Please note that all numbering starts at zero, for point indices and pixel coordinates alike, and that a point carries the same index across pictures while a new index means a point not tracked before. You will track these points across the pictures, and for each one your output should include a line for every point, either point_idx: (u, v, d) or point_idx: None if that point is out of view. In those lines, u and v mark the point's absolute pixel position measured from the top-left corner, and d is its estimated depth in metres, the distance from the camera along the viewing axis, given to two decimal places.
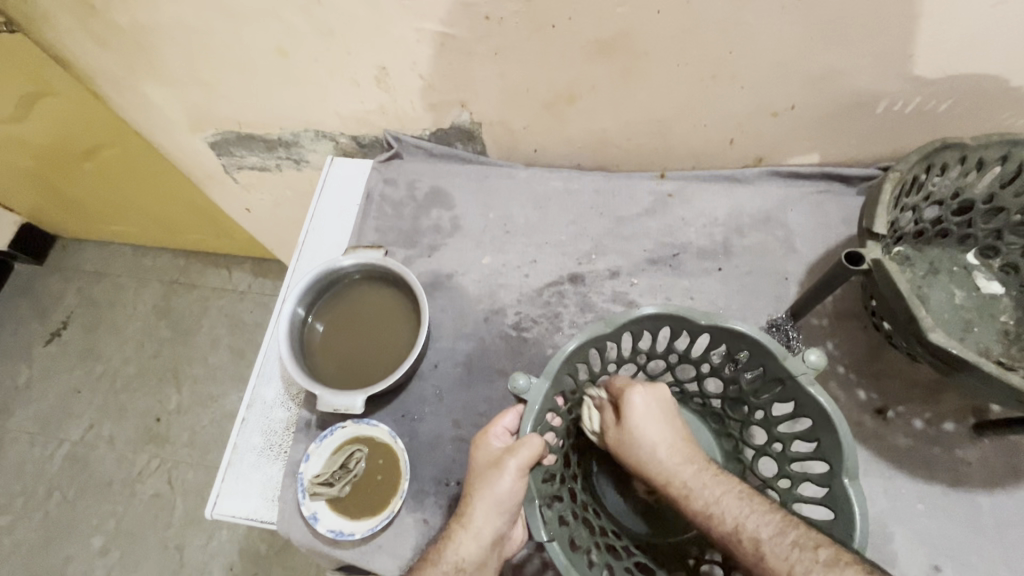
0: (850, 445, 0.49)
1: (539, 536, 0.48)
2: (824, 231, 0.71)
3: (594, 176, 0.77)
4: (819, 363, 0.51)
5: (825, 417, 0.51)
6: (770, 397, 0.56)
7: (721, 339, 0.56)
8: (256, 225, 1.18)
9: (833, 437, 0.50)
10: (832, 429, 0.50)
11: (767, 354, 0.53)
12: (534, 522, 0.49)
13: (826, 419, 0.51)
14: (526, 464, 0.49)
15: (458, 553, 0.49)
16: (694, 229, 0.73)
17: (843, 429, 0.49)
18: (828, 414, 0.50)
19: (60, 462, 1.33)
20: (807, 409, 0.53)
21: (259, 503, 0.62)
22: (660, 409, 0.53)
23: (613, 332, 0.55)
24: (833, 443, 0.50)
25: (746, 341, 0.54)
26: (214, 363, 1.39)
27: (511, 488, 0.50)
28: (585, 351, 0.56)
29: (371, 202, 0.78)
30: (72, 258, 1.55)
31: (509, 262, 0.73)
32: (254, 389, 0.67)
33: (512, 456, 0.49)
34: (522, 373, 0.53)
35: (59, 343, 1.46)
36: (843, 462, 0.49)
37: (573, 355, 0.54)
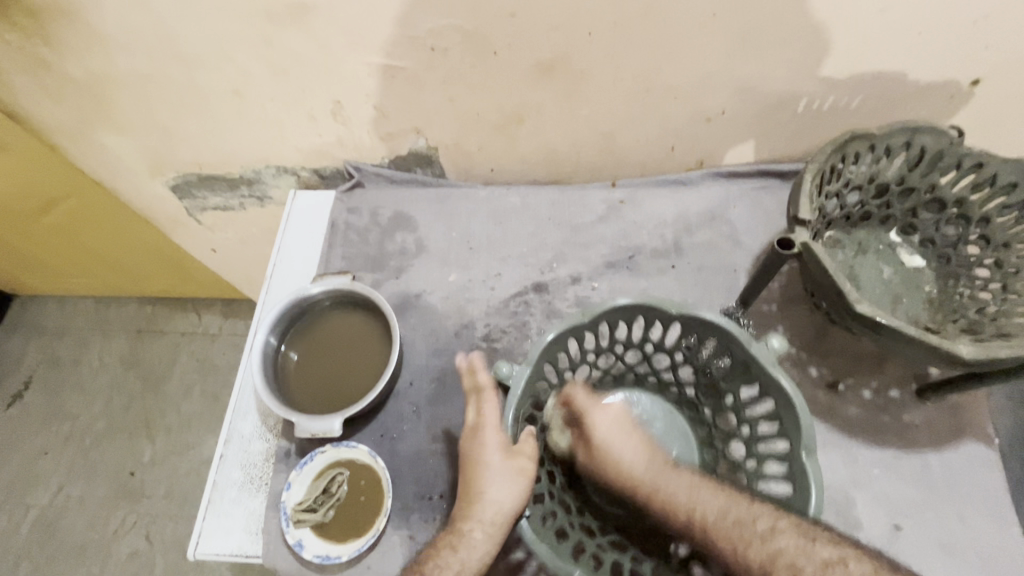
0: (809, 423, 0.52)
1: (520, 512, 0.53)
2: (765, 223, 0.77)
3: (549, 190, 0.80)
4: (780, 347, 0.55)
5: (785, 396, 0.54)
6: (739, 381, 0.60)
7: (689, 327, 0.60)
8: (223, 266, 1.18)
9: (793, 414, 0.53)
10: (792, 405, 0.53)
11: (730, 338, 0.57)
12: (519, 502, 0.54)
13: (787, 399, 0.54)
14: (523, 477, 0.54)
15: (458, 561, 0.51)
16: (647, 231, 0.77)
17: (801, 406, 0.52)
18: (787, 393, 0.53)
19: (29, 529, 1.27)
20: (769, 389, 0.56)
21: (242, 538, 0.61)
22: (619, 426, 0.59)
23: (590, 323, 0.59)
24: (793, 420, 0.53)
25: (711, 328, 0.58)
26: (188, 409, 1.37)
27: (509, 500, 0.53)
28: (563, 342, 0.60)
29: (336, 231, 0.80)
30: (32, 316, 1.51)
31: (475, 277, 0.76)
32: (230, 424, 0.67)
33: (505, 476, 0.54)
34: (505, 361, 0.58)
35: (21, 404, 1.41)
36: (802, 439, 0.52)
37: (552, 345, 0.59)
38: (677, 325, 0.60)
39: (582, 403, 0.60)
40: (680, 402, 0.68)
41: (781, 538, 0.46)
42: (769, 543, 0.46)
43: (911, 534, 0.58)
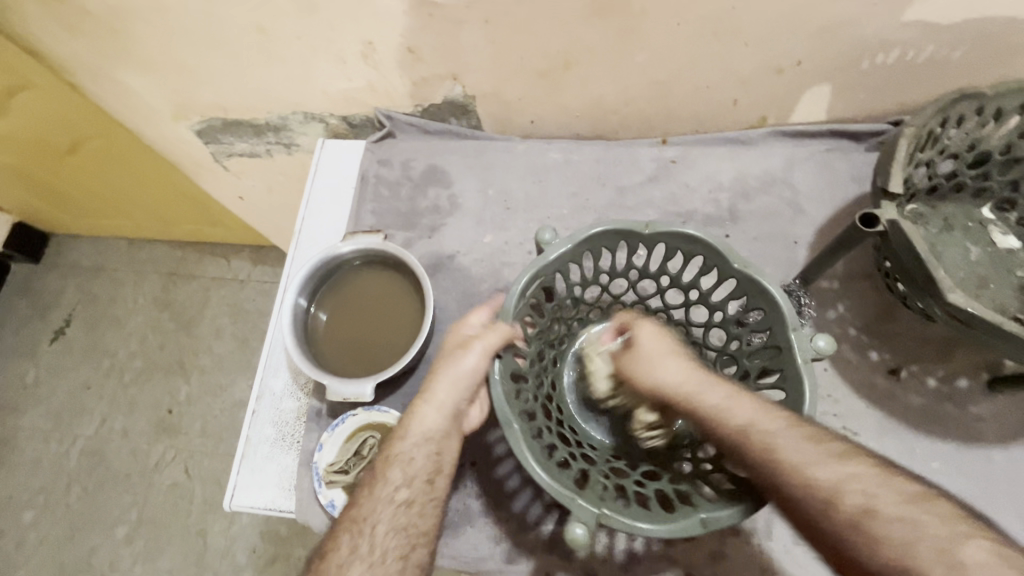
0: None
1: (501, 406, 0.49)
2: (833, 190, 0.69)
3: (594, 146, 0.74)
4: (826, 348, 0.48)
5: (797, 398, 0.49)
6: (761, 363, 0.56)
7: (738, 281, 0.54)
8: (250, 213, 1.15)
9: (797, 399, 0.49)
10: (798, 395, 0.49)
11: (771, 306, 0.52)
12: (495, 394, 0.49)
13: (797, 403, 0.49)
14: (494, 346, 0.51)
15: (423, 426, 0.51)
16: (699, 196, 0.71)
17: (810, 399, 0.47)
18: (805, 388, 0.48)
19: (77, 456, 1.35)
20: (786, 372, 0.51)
21: (276, 493, 0.62)
22: (663, 343, 0.52)
23: (646, 237, 0.55)
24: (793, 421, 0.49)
25: (757, 287, 0.52)
26: (220, 352, 1.39)
27: (475, 367, 0.51)
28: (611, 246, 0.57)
29: (366, 185, 0.76)
30: (69, 254, 1.54)
31: (511, 240, 0.72)
32: (262, 380, 0.66)
33: (481, 339, 0.51)
34: (548, 228, 0.55)
35: (63, 339, 1.46)
36: None
37: (591, 246, 0.56)
38: (725, 273, 0.55)
39: (627, 316, 0.58)
40: None
41: (854, 463, 0.40)
42: (840, 466, 0.39)
43: None
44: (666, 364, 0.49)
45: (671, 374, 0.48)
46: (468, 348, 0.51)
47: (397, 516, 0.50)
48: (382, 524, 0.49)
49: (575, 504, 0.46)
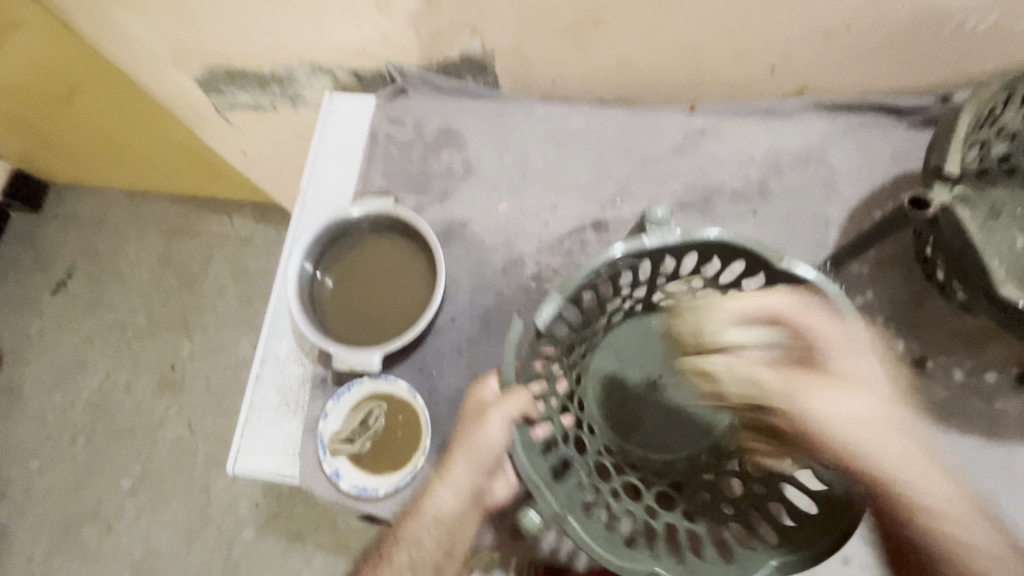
0: (875, 488, 0.43)
1: (517, 457, 0.46)
2: (872, 169, 0.65)
3: (618, 112, 0.70)
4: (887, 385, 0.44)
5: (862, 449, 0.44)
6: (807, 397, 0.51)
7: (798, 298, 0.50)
8: (254, 170, 1.12)
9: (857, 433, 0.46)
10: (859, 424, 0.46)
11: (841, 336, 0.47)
12: (513, 447, 0.47)
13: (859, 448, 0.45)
14: (511, 416, 0.46)
15: (441, 497, 0.50)
16: (728, 170, 0.67)
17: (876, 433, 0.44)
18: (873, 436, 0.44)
19: (82, 409, 1.35)
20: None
21: (280, 460, 0.61)
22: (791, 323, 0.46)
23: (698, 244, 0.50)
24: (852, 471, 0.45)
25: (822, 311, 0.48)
26: (223, 311, 1.38)
27: (496, 440, 0.47)
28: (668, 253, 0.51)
29: (376, 145, 0.72)
30: (69, 205, 1.50)
31: (527, 209, 0.68)
32: (265, 345, 0.64)
33: (497, 409, 0.47)
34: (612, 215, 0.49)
35: (65, 292, 1.45)
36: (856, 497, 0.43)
37: (651, 253, 0.51)
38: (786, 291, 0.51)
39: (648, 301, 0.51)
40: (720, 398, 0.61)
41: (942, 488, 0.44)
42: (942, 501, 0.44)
43: (981, 526, 0.54)
44: (842, 358, 0.45)
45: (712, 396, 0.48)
46: (485, 421, 0.47)
47: (421, 557, 0.51)
48: (426, 544, 0.50)
49: (541, 494, 0.45)
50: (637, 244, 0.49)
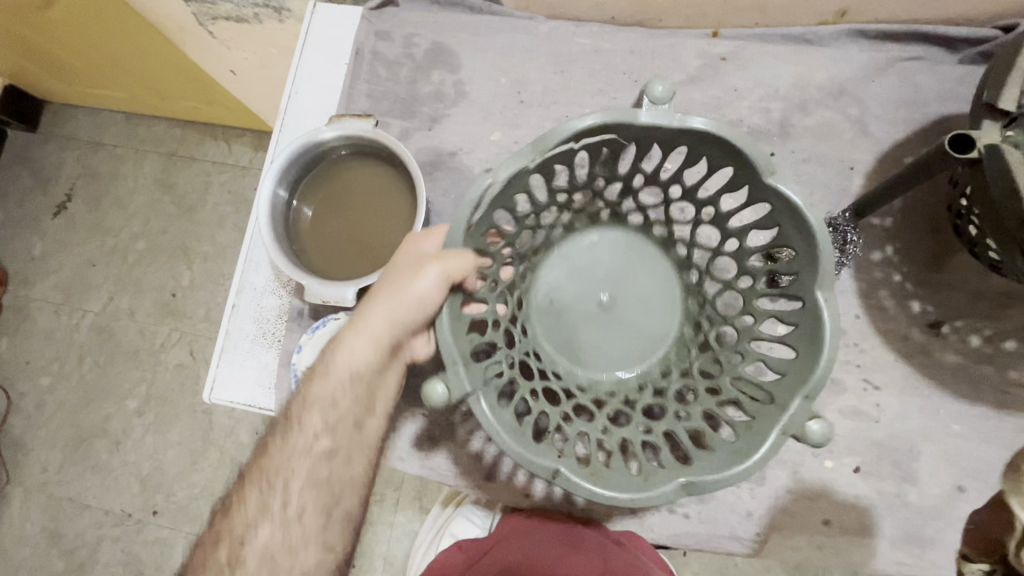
0: (814, 386, 0.41)
1: (441, 320, 0.44)
2: (911, 108, 0.58)
3: (630, 34, 0.62)
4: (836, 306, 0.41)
5: (812, 339, 0.42)
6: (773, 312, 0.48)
7: (778, 209, 0.45)
8: (246, 91, 1.05)
9: (806, 360, 0.43)
10: (815, 346, 0.42)
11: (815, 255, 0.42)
12: (439, 325, 0.44)
13: (811, 345, 0.43)
14: (453, 271, 0.44)
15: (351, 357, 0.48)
16: (749, 104, 0.59)
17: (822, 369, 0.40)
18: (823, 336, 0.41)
19: (87, 331, 1.37)
20: (814, 323, 0.43)
21: (256, 391, 0.60)
22: None
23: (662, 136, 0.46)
24: (801, 365, 0.43)
25: (799, 217, 0.43)
26: (221, 241, 1.35)
27: (428, 292, 0.45)
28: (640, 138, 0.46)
29: (360, 62, 0.66)
30: (65, 124, 1.46)
31: (522, 140, 0.62)
32: (243, 274, 0.62)
33: (437, 262, 0.44)
34: (661, 85, 0.46)
35: (65, 214, 1.43)
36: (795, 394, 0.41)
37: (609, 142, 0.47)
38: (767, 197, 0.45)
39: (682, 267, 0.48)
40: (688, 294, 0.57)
41: None
42: None
43: (975, 498, 0.51)
44: None
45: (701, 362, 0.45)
46: (421, 269, 0.44)
47: (314, 466, 0.47)
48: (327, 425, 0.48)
49: (453, 370, 0.42)
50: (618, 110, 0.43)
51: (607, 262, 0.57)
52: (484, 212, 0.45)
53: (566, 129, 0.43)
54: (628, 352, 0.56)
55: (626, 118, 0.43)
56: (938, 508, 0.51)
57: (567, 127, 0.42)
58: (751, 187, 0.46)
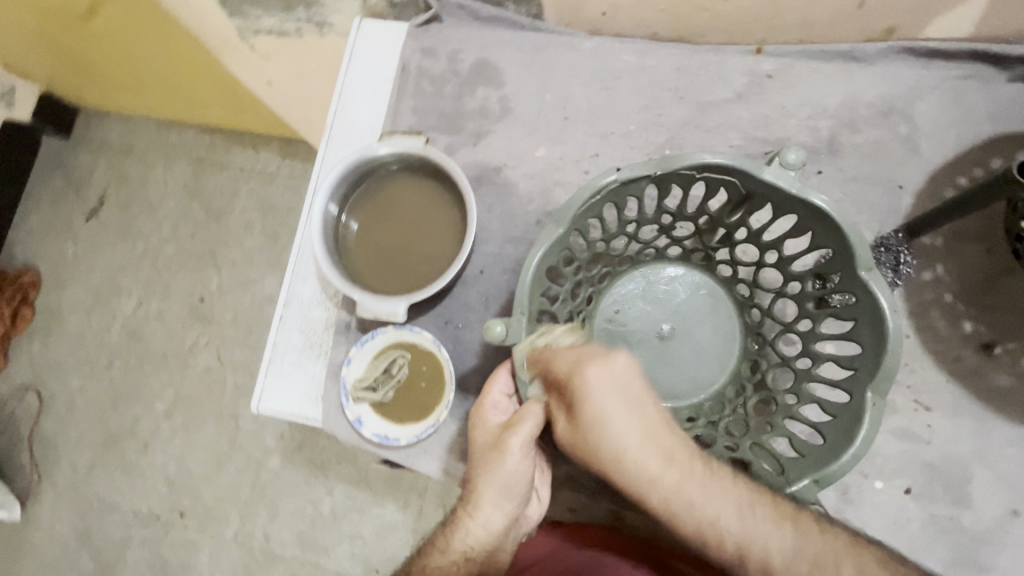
0: (850, 461, 0.44)
1: (528, 269, 0.47)
2: (961, 128, 0.57)
3: (675, 51, 0.62)
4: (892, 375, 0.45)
5: (858, 412, 0.46)
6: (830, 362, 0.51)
7: (863, 308, 0.47)
8: (279, 102, 1.06)
9: (832, 452, 0.46)
10: (845, 440, 0.45)
11: (881, 359, 0.46)
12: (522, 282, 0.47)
13: (858, 412, 0.46)
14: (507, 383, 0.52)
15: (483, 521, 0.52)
16: (795, 122, 0.60)
17: (845, 461, 0.44)
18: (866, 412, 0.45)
19: (117, 334, 1.40)
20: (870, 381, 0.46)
21: (303, 402, 0.61)
22: None
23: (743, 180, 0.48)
24: (842, 438, 0.46)
25: (877, 319, 0.46)
26: (249, 247, 1.37)
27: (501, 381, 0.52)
28: (764, 192, 0.49)
29: (407, 78, 0.67)
30: (98, 131, 1.49)
31: (567, 156, 0.63)
32: (290, 286, 0.63)
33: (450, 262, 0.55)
34: (796, 150, 0.47)
35: (97, 219, 1.46)
36: (830, 465, 0.44)
37: (684, 177, 0.49)
38: (856, 290, 0.48)
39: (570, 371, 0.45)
40: (749, 328, 0.59)
41: None
42: None
43: None
44: None
45: (627, 430, 0.43)
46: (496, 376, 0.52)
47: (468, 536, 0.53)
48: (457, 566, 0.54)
49: (517, 319, 0.47)
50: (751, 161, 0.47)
51: (683, 306, 0.59)
52: (594, 202, 0.48)
53: (691, 158, 0.47)
54: (670, 389, 0.58)
55: (754, 170, 0.47)
56: (991, 531, 0.51)
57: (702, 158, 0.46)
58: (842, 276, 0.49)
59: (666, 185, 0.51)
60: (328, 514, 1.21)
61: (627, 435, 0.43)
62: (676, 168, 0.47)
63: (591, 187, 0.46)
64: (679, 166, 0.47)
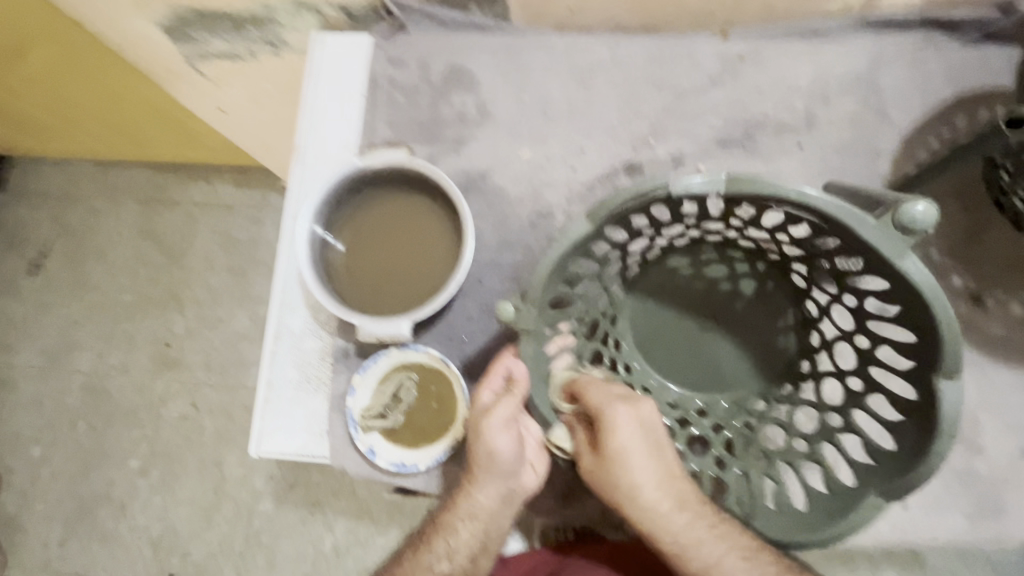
0: (845, 531, 0.44)
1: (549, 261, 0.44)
2: (926, 92, 0.60)
3: (645, 41, 0.62)
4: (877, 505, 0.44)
5: (853, 500, 0.46)
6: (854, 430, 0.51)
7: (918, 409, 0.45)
8: (235, 130, 0.99)
9: (815, 522, 0.47)
10: (831, 517, 0.46)
11: (912, 468, 0.44)
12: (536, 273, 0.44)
13: (855, 499, 0.46)
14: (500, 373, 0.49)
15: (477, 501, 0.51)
16: (772, 101, 0.61)
17: (834, 532, 0.45)
18: (860, 508, 0.45)
19: (77, 393, 1.30)
20: (896, 477, 0.45)
21: (307, 440, 0.58)
22: None
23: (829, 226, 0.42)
24: (828, 511, 0.48)
25: (928, 435, 0.43)
26: (214, 285, 1.31)
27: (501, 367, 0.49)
28: (860, 247, 0.42)
29: (377, 90, 0.65)
30: (33, 180, 1.39)
31: (552, 155, 0.62)
32: (278, 318, 0.60)
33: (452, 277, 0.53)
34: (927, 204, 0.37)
35: (41, 273, 1.36)
36: (820, 536, 0.45)
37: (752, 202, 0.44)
38: (926, 393, 0.44)
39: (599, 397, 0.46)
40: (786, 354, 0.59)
41: None
42: None
43: None
44: None
45: (644, 470, 0.46)
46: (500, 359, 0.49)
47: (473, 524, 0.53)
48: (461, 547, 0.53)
49: (530, 309, 0.45)
50: (857, 212, 0.39)
51: (733, 307, 0.59)
52: (638, 204, 0.43)
53: (776, 191, 0.40)
54: (710, 379, 0.59)
55: (855, 224, 0.39)
56: (1007, 477, 0.53)
57: (796, 196, 0.39)
58: (916, 371, 0.45)
59: (743, 201, 0.46)
60: (331, 553, 1.16)
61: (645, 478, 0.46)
62: (750, 193, 0.40)
63: (641, 192, 0.42)
64: (758, 193, 0.40)
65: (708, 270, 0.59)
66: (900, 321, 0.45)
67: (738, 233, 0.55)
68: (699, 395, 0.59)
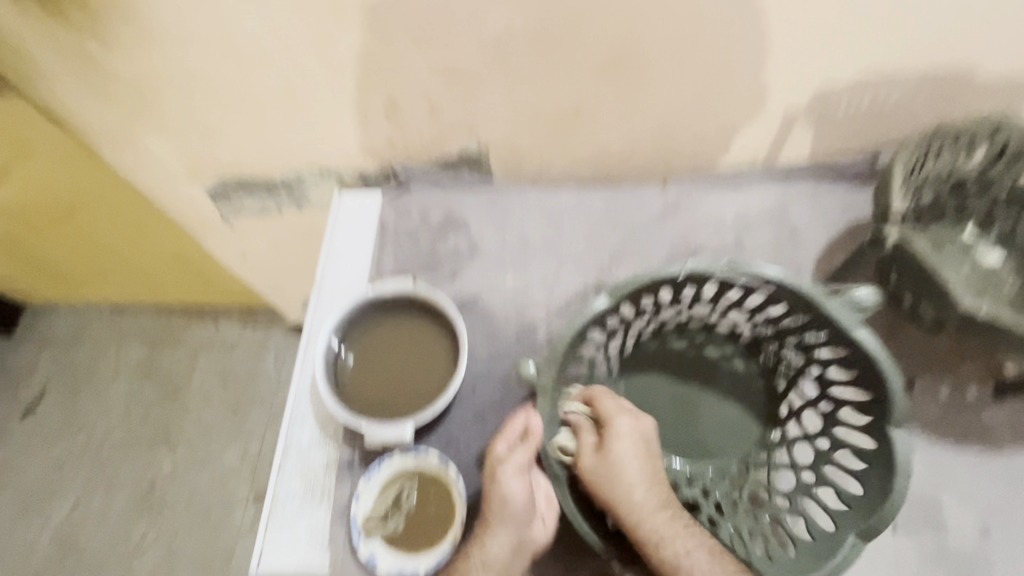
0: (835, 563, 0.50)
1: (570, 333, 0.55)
2: (828, 221, 0.75)
3: (602, 191, 0.78)
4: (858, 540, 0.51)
5: (837, 542, 0.52)
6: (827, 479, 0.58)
7: (877, 456, 0.53)
8: (252, 272, 1.11)
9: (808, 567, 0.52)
10: (822, 558, 0.52)
11: (879, 507, 0.50)
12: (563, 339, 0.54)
13: (838, 538, 0.52)
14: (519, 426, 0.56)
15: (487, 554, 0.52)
16: (706, 233, 0.75)
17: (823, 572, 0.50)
18: (843, 544, 0.51)
19: (47, 545, 1.24)
20: (868, 512, 0.52)
21: (307, 554, 0.59)
22: None
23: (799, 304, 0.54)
24: (816, 554, 0.53)
25: (889, 473, 0.51)
26: (208, 420, 1.33)
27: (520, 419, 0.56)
28: (823, 322, 0.54)
29: (385, 234, 0.78)
30: (45, 326, 1.47)
31: (532, 280, 0.74)
32: (288, 431, 0.64)
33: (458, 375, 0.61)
34: (867, 289, 0.53)
35: (35, 417, 1.37)
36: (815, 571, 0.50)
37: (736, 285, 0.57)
38: (882, 441, 0.52)
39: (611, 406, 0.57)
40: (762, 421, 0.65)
41: None
42: None
43: (1000, 536, 0.57)
44: None
45: (637, 472, 0.54)
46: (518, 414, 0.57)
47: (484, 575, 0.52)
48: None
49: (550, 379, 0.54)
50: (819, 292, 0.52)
51: (718, 382, 0.67)
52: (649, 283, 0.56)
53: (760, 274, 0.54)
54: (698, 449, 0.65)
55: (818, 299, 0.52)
56: (974, 553, 0.56)
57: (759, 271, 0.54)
58: (873, 423, 0.54)
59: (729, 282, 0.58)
60: None
61: (634, 483, 0.54)
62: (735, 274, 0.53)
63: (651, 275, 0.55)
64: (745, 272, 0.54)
65: (700, 349, 0.68)
66: (856, 382, 0.55)
67: (719, 315, 0.66)
68: (688, 464, 0.64)
